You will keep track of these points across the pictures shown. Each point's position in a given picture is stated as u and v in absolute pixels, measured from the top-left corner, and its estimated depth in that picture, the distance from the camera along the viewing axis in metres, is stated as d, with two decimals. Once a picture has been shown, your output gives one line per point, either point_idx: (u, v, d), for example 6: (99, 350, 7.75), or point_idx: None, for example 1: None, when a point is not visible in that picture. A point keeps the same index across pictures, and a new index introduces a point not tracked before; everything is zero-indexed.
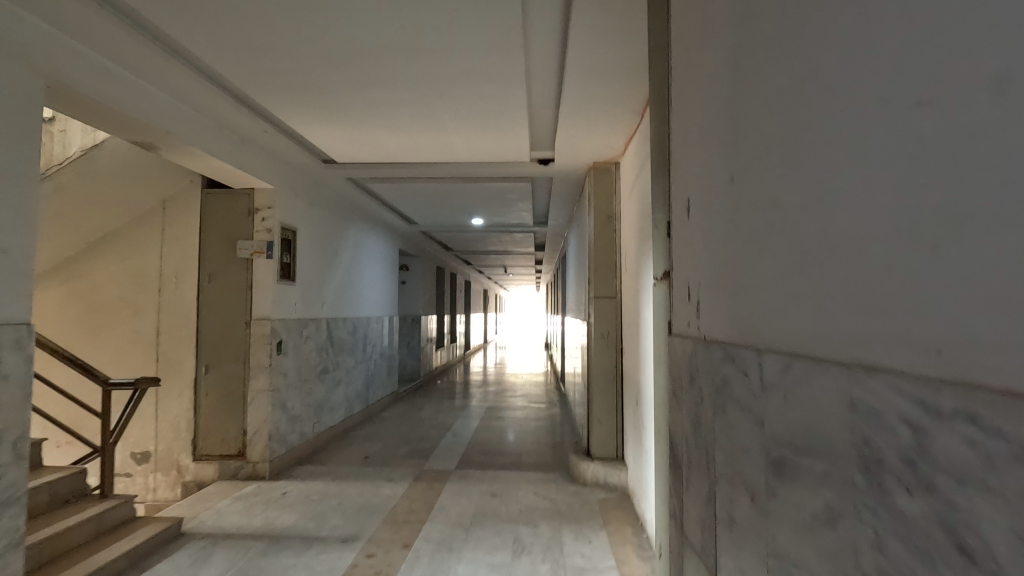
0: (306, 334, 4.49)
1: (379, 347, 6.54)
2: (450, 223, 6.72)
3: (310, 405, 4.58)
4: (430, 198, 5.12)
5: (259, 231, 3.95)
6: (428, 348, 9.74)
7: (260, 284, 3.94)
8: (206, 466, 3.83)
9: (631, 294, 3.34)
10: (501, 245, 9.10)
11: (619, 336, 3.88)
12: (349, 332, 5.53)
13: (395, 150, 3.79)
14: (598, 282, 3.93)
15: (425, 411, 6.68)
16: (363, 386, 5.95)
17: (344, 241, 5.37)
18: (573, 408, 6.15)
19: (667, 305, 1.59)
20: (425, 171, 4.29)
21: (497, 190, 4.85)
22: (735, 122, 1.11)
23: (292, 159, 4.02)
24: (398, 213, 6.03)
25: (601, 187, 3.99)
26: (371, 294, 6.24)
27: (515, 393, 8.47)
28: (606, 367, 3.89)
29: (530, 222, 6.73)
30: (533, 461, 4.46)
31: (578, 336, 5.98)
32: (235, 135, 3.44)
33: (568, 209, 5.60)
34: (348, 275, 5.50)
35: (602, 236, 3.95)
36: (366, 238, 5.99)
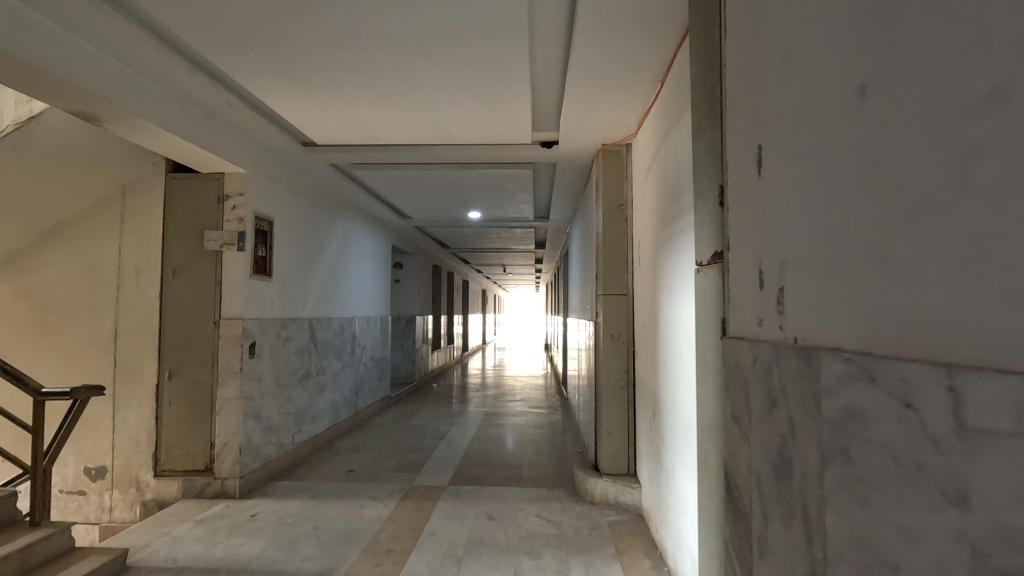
0: (284, 334, 4.07)
1: (369, 349, 6.13)
2: (445, 217, 6.32)
3: (289, 414, 4.17)
4: (422, 187, 4.71)
5: (229, 220, 3.55)
6: (424, 349, 9.33)
7: (230, 279, 3.53)
8: (168, 484, 3.42)
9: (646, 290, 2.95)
10: (500, 241, 8.70)
11: (630, 337, 3.48)
12: (335, 333, 5.12)
13: (380, 130, 3.39)
14: (607, 277, 3.53)
15: (418, 417, 6.26)
16: (350, 390, 5.53)
17: (329, 234, 4.96)
18: (577, 414, 5.76)
19: (724, 296, 1.18)
20: (416, 155, 3.89)
21: (495, 178, 4.46)
22: (870, 8, 0.71)
23: (268, 141, 3.61)
24: (389, 204, 5.62)
25: (611, 171, 3.58)
26: (360, 292, 5.83)
27: (515, 397, 8.08)
28: (616, 372, 3.48)
29: (531, 215, 6.33)
30: (535, 474, 4.06)
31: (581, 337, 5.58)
32: (198, 110, 3.04)
33: (572, 200, 5.21)
34: (335, 270, 5.10)
35: (611, 226, 3.55)
36: (354, 231, 5.58)
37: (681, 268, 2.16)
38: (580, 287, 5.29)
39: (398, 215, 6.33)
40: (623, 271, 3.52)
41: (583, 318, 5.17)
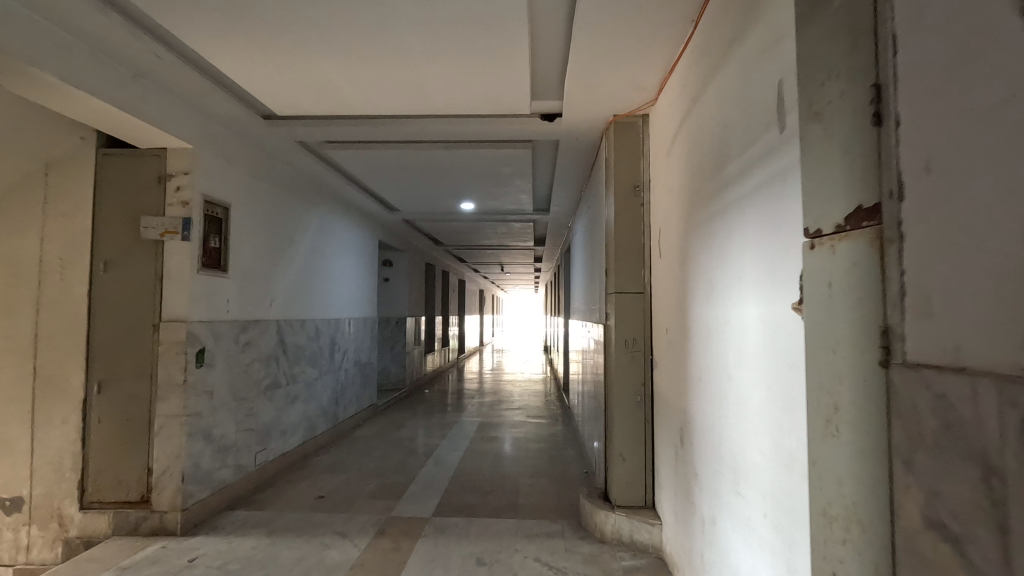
0: (245, 339, 3.53)
1: (351, 354, 5.57)
2: (435, 208, 5.77)
3: (251, 430, 3.62)
4: (407, 170, 4.17)
5: (172, 204, 3.00)
6: (415, 353, 8.81)
7: (173, 274, 2.97)
8: (97, 518, 2.87)
9: (672, 287, 2.42)
10: (496, 238, 8.18)
11: (646, 344, 2.93)
12: (310, 336, 4.56)
13: (351, 95, 2.86)
14: (619, 272, 2.98)
15: (406, 428, 5.70)
16: (328, 401, 4.98)
17: (301, 225, 4.41)
18: (580, 425, 5.23)
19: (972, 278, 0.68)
20: (397, 130, 3.37)
21: (489, 159, 3.91)
22: None
23: (219, 110, 3.07)
24: (370, 192, 5.07)
25: (624, 147, 3.04)
26: (341, 291, 5.27)
27: (512, 403, 7.56)
28: (632, 385, 2.94)
29: (529, 207, 5.78)
30: (534, 499, 3.53)
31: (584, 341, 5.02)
32: (121, 64, 2.50)
33: (575, 188, 4.68)
34: (310, 266, 4.55)
35: (623, 211, 3.00)
36: (333, 223, 5.02)
37: (732, 259, 1.64)
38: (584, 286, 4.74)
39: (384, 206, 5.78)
40: (639, 264, 2.98)
41: (587, 320, 4.61)
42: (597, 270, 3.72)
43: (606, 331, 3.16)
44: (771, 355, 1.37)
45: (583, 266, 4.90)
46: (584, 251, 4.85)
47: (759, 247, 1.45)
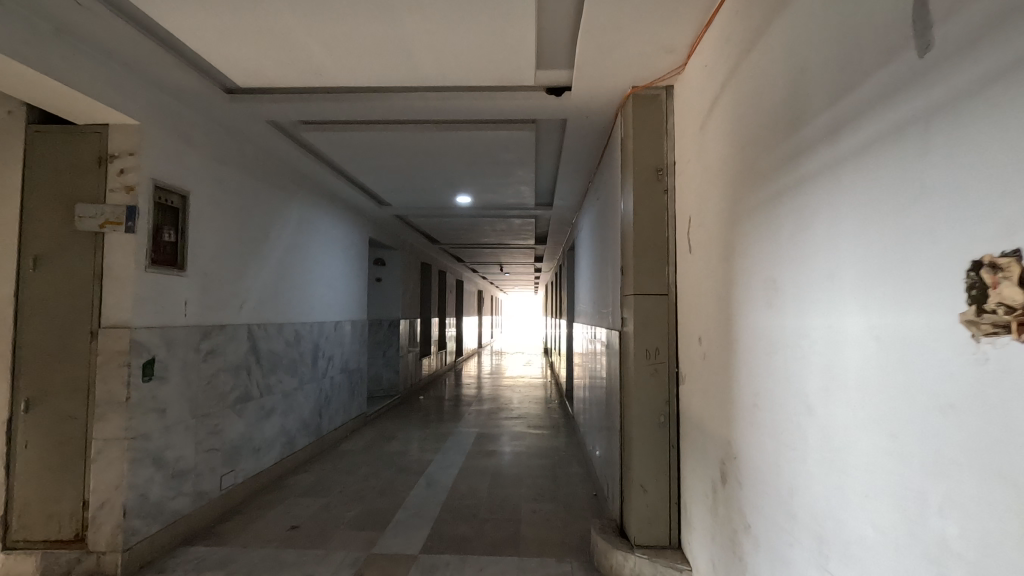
0: (207, 346, 3.09)
1: (337, 361, 5.12)
2: (428, 202, 5.33)
3: (215, 450, 3.18)
4: (394, 155, 3.73)
5: (114, 189, 2.55)
6: (410, 357, 8.39)
7: (114, 271, 2.53)
8: (21, 560, 2.43)
9: (710, 288, 1.99)
10: (495, 237, 7.76)
11: (671, 355, 2.49)
12: (289, 341, 4.12)
13: (324, 60, 2.43)
14: (639, 270, 2.55)
15: (397, 441, 5.27)
16: (310, 413, 4.54)
17: (278, 218, 3.97)
18: (586, 438, 4.80)
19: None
20: (380, 107, 2.94)
21: (486, 143, 3.47)
22: None
23: (171, 80, 2.63)
24: (356, 183, 4.63)
25: (644, 124, 2.60)
26: (325, 291, 4.84)
27: (511, 412, 7.13)
28: (654, 403, 2.50)
29: (530, 201, 5.34)
30: (537, 530, 3.09)
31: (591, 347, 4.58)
32: (37, 14, 2.05)
33: (582, 178, 4.26)
34: (288, 264, 4.10)
35: (643, 199, 2.57)
36: (316, 218, 4.59)
37: (817, 249, 1.21)
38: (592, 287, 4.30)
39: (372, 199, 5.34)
40: (663, 261, 2.55)
41: (595, 325, 4.17)
42: (609, 269, 3.28)
43: (623, 339, 2.72)
44: (896, 388, 0.94)
45: (591, 264, 4.46)
46: (591, 249, 4.41)
47: (872, 231, 1.01)
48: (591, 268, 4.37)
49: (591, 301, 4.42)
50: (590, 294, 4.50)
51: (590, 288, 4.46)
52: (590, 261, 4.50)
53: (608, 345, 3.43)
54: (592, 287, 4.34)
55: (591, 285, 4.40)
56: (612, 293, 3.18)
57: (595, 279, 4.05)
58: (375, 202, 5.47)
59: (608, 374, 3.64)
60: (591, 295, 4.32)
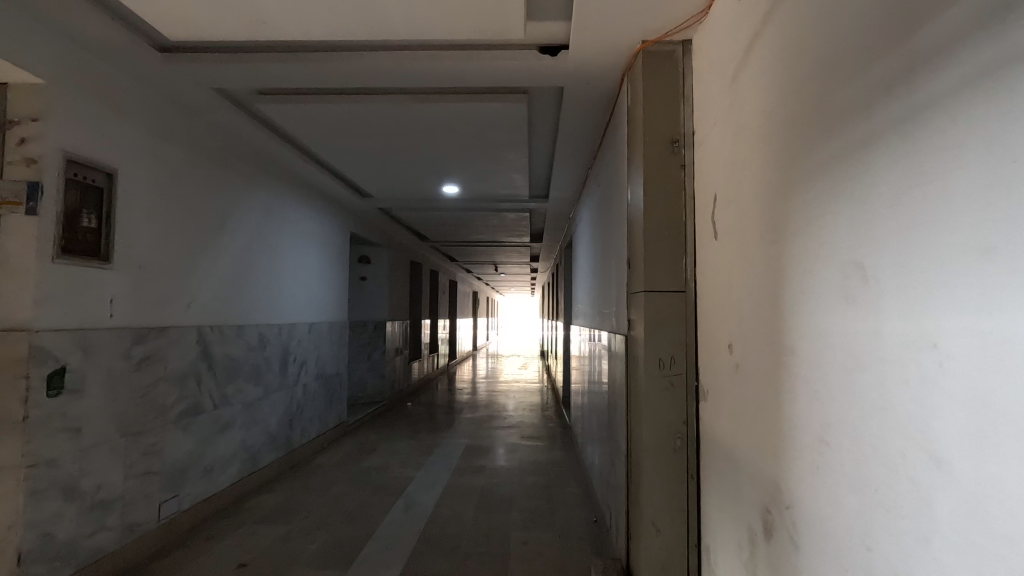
0: (142, 352, 2.64)
1: (310, 367, 4.66)
2: (412, 192, 4.87)
3: (153, 474, 2.72)
4: (366, 132, 3.27)
5: (13, 162, 2.10)
6: (398, 360, 7.94)
7: (11, 261, 2.07)
8: None
9: (746, 281, 1.55)
10: (488, 233, 7.32)
11: (689, 365, 2.05)
12: (251, 345, 3.66)
13: (265, 4, 1.99)
14: (649, 262, 2.11)
15: (377, 454, 4.82)
16: (278, 425, 4.08)
17: (235, 206, 3.50)
18: (584, 452, 4.36)
19: None
20: (344, 71, 2.50)
21: (470, 117, 3.01)
22: None
23: (87, 33, 2.18)
24: (329, 168, 4.17)
25: (656, 87, 2.16)
26: (298, 290, 4.40)
27: (504, 419, 6.68)
28: (669, 425, 2.06)
29: (524, 191, 4.88)
30: (527, 567, 2.65)
31: (590, 351, 4.13)
32: None
33: (581, 163, 3.82)
34: (249, 258, 3.64)
35: (654, 175, 2.13)
36: (284, 207, 4.13)
37: (956, 213, 0.77)
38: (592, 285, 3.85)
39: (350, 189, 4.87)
40: (679, 252, 2.11)
41: (594, 328, 3.72)
42: (612, 264, 2.84)
43: (630, 345, 2.29)
44: None
45: (590, 260, 4.00)
46: (590, 243, 3.96)
47: None
48: (591, 264, 3.92)
49: (590, 302, 3.98)
50: (589, 294, 4.06)
51: (589, 288, 4.02)
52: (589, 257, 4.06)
53: (610, 350, 2.97)
54: (591, 286, 3.89)
55: (591, 284, 3.96)
56: (615, 291, 2.74)
57: (595, 276, 3.60)
58: (354, 192, 5.01)
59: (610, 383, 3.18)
60: (591, 295, 3.87)
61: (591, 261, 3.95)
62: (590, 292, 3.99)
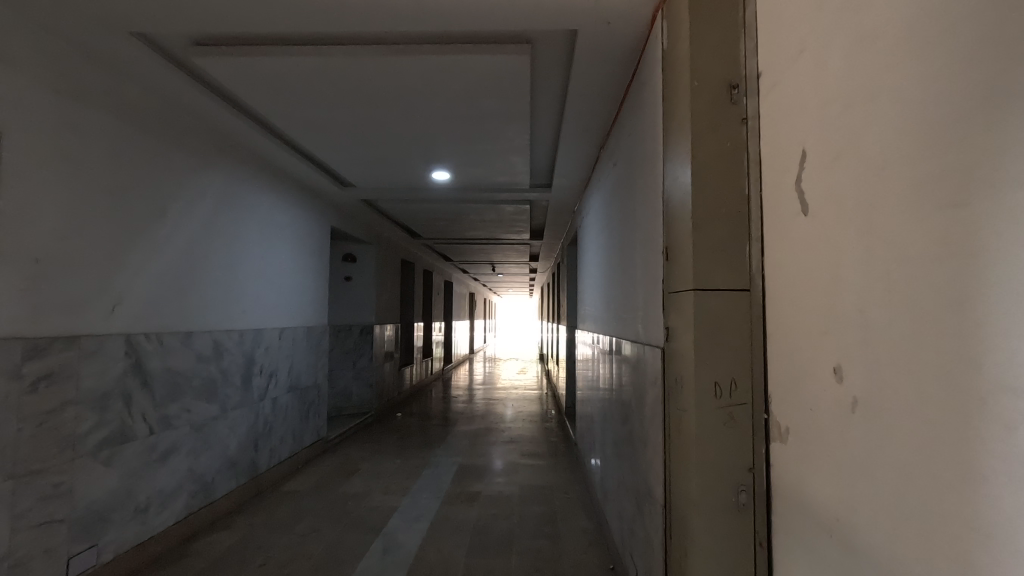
0: (40, 368, 2.07)
1: (280, 378, 4.09)
2: (397, 179, 4.31)
3: (60, 523, 2.16)
4: (335, 97, 2.71)
5: None
6: (388, 367, 7.38)
7: None
8: None
9: (879, 275, 1.00)
10: (485, 229, 6.77)
11: (756, 392, 1.50)
12: (202, 356, 3.10)
13: None
14: (699, 252, 1.56)
15: (358, 477, 4.25)
16: (239, 447, 3.52)
17: (180, 190, 2.94)
18: (593, 476, 3.80)
19: None
20: (294, 8, 1.94)
21: (459, 76, 2.46)
22: None
23: None
24: (297, 147, 3.61)
25: (705, 17, 1.62)
26: (265, 290, 3.85)
27: (503, 432, 6.12)
28: (729, 473, 1.51)
29: (524, 178, 4.33)
30: None
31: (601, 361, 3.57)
32: None
33: (592, 139, 3.27)
34: (200, 252, 3.08)
35: (704, 134, 1.57)
36: (245, 194, 3.56)
37: None
38: (604, 284, 3.29)
39: (327, 175, 4.31)
40: (739, 237, 1.55)
41: (608, 335, 3.16)
42: (635, 257, 2.28)
43: (669, 362, 1.74)
44: None
45: (602, 254, 3.44)
46: (602, 235, 3.40)
47: None
48: (603, 260, 3.36)
49: (602, 305, 3.42)
50: (601, 295, 3.50)
51: (601, 288, 3.46)
52: (600, 251, 3.50)
53: (631, 364, 2.41)
54: (604, 285, 3.34)
55: (602, 283, 3.41)
56: (640, 291, 2.18)
57: (609, 272, 3.04)
58: (333, 180, 4.44)
59: (630, 402, 2.63)
60: (604, 296, 3.32)
61: (603, 256, 3.39)
62: (602, 292, 3.43)
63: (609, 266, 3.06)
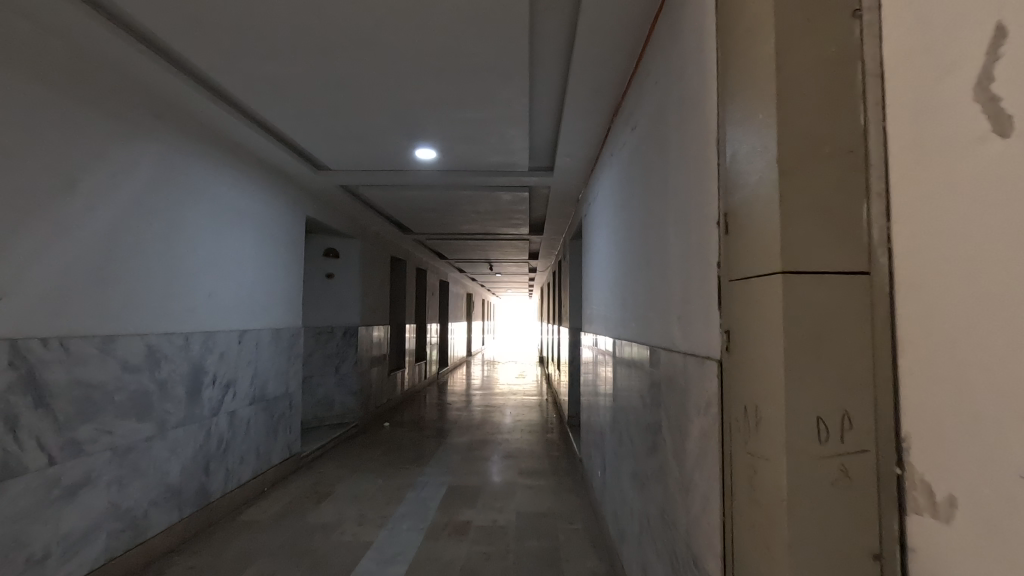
0: None
1: (239, 387, 3.55)
2: (375, 158, 3.76)
3: None
4: (287, 41, 2.17)
5: None
6: (376, 372, 6.83)
7: None
8: None
9: None
10: (480, 223, 6.24)
11: (880, 434, 0.94)
12: (130, 364, 2.56)
13: None
14: (789, 211, 1.01)
15: (331, 501, 3.70)
16: (184, 471, 2.97)
17: (98, 161, 2.40)
18: (602, 501, 3.25)
19: None
20: None
21: (438, 4, 1.92)
22: None
23: None
24: (251, 115, 3.07)
25: None
26: (218, 285, 3.31)
27: (499, 444, 5.57)
28: (841, 563, 0.95)
29: (522, 158, 3.78)
30: None
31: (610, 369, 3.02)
32: None
33: (602, 103, 2.73)
34: (126, 238, 2.54)
35: (794, 34, 1.04)
36: (190, 170, 3.03)
37: None
38: (617, 279, 2.75)
39: (294, 152, 3.76)
40: (850, 190, 1.00)
41: (622, 339, 2.60)
42: (667, 238, 1.73)
43: (733, 382, 1.18)
44: None
45: (613, 245, 2.90)
46: (614, 220, 2.85)
47: None
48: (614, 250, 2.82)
49: (614, 303, 2.87)
50: (612, 292, 2.95)
51: (613, 284, 2.91)
52: (611, 241, 2.95)
53: (656, 378, 1.85)
54: (616, 280, 2.79)
55: (614, 277, 2.85)
56: (675, 284, 1.63)
57: (625, 263, 2.49)
58: (302, 159, 3.90)
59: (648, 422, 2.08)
60: (616, 293, 2.77)
61: (614, 245, 2.84)
62: (614, 289, 2.88)
63: (624, 255, 2.50)
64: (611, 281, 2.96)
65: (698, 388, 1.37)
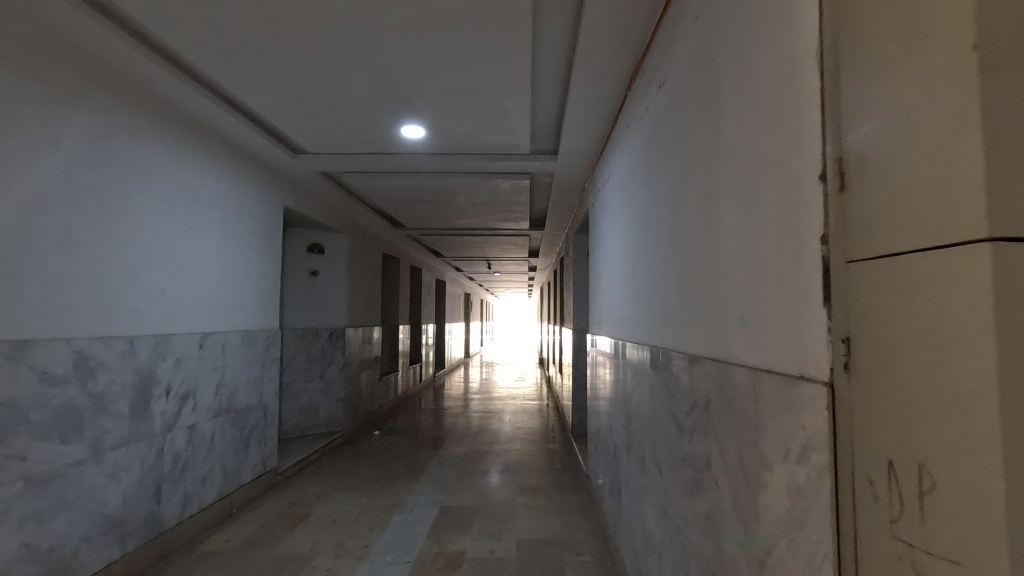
0: None
1: (201, 399, 3.12)
2: (357, 138, 3.34)
3: None
4: None
5: None
6: (366, 376, 6.41)
7: None
8: None
9: None
10: (477, 217, 5.81)
11: None
12: (52, 377, 2.13)
13: None
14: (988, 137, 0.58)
15: (306, 527, 3.27)
16: (128, 499, 2.54)
17: (5, 131, 1.98)
18: (614, 530, 2.82)
19: None
20: None
21: None
22: None
23: None
24: (205, 81, 2.66)
25: None
26: (173, 281, 2.89)
27: (498, 455, 5.14)
28: None
29: (522, 139, 3.36)
30: None
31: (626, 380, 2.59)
32: None
33: (616, 64, 2.32)
34: (44, 223, 2.12)
35: None
36: (133, 146, 2.61)
37: None
38: (637, 274, 2.31)
39: (264, 131, 3.35)
40: None
41: (642, 346, 2.17)
42: (718, 214, 1.30)
43: (861, 422, 0.75)
44: None
45: (631, 234, 2.46)
46: (631, 204, 2.43)
47: None
48: (632, 239, 2.39)
49: (632, 303, 2.44)
50: (629, 289, 2.52)
51: (630, 280, 2.48)
52: (628, 229, 2.52)
53: (697, 399, 1.43)
54: (635, 275, 2.36)
55: (632, 272, 2.42)
56: (734, 274, 1.20)
57: (649, 255, 2.05)
58: (275, 139, 3.47)
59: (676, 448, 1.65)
60: (636, 290, 2.34)
61: (632, 233, 2.42)
62: (632, 286, 2.45)
63: (648, 245, 2.07)
64: (628, 277, 2.53)
65: (780, 421, 0.95)
